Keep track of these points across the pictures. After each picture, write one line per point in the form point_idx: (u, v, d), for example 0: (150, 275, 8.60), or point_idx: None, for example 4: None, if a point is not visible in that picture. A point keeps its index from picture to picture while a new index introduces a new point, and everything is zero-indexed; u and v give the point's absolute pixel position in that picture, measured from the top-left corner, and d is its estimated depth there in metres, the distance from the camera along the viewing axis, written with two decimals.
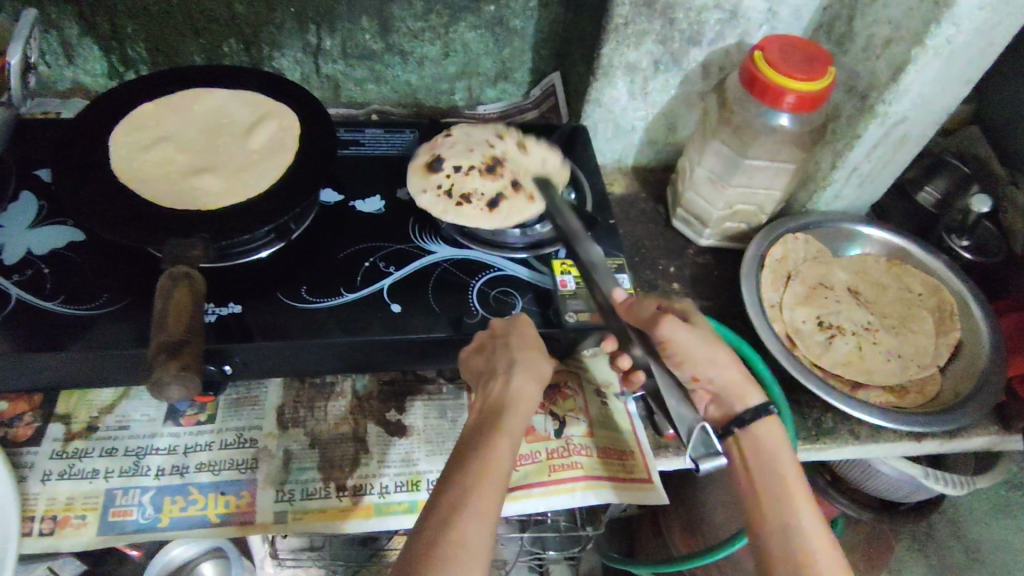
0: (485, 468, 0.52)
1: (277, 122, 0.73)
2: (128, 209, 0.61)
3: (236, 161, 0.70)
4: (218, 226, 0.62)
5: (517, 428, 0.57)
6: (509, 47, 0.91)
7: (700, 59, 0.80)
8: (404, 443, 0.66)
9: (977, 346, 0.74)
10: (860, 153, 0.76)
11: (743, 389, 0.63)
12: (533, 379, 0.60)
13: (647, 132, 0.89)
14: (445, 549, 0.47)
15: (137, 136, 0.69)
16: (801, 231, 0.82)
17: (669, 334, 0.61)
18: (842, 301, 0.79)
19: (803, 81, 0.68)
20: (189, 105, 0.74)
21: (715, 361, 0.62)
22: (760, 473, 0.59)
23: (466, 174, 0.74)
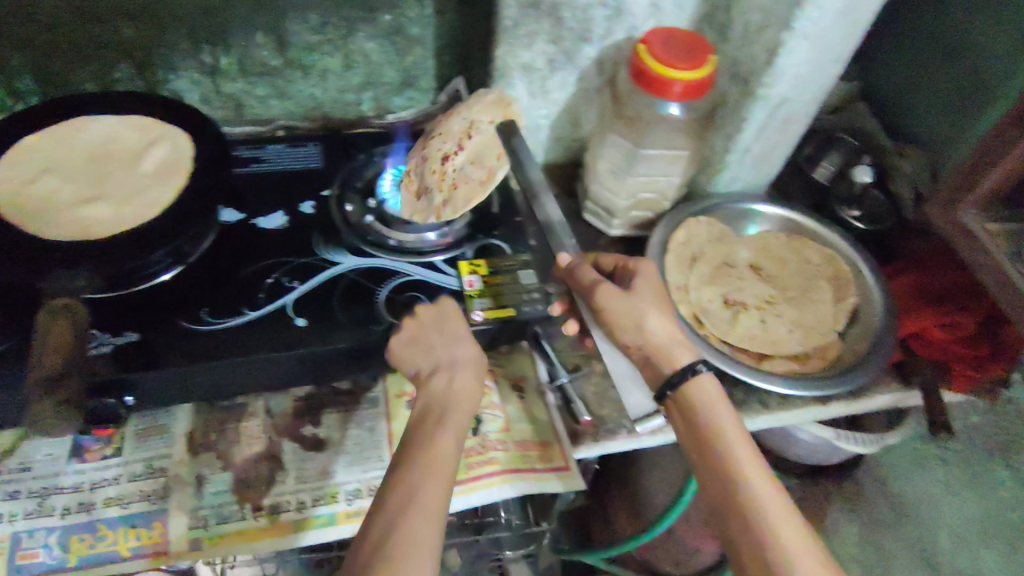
0: (431, 462, 0.55)
1: (168, 145, 0.71)
2: (8, 241, 0.59)
3: (127, 187, 0.68)
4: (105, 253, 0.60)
5: (457, 425, 0.59)
6: (410, 55, 0.92)
7: (593, 55, 0.82)
8: (321, 457, 0.66)
9: (871, 310, 0.78)
10: (748, 135, 0.79)
11: (672, 349, 0.64)
12: (470, 376, 0.63)
13: (551, 129, 0.90)
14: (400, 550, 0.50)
15: (20, 169, 0.67)
16: (704, 215, 0.85)
17: (604, 298, 0.65)
18: (744, 277, 0.82)
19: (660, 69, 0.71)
20: (76, 133, 0.72)
21: (648, 324, 0.64)
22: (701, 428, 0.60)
23: (450, 157, 0.74)
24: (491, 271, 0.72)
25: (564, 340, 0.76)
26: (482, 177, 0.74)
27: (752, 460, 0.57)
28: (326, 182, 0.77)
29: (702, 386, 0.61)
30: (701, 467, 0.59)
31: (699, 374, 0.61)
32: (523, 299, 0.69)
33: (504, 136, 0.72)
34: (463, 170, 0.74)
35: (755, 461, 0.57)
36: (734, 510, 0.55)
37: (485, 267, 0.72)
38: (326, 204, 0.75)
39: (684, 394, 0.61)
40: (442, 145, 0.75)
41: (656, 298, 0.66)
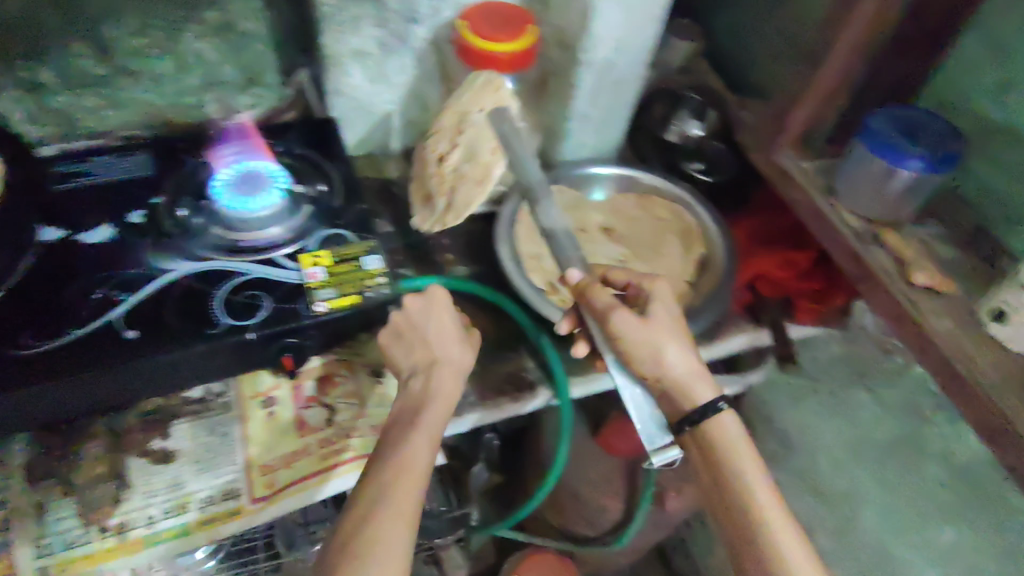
0: (399, 469, 0.58)
1: None
2: None
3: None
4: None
5: (434, 421, 0.63)
6: (248, 51, 0.90)
7: (425, 35, 0.82)
8: (171, 468, 0.64)
9: (714, 258, 0.82)
10: (582, 101, 0.81)
11: (692, 381, 0.64)
12: (451, 372, 0.66)
13: (401, 113, 0.90)
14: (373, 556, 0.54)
15: None
16: (554, 183, 0.86)
17: (619, 322, 0.64)
18: (597, 239, 0.83)
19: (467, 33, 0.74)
20: None
21: (665, 356, 0.64)
22: (721, 460, 0.62)
23: (444, 158, 0.78)
24: (334, 261, 0.71)
25: None
26: (478, 175, 0.73)
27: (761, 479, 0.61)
28: (158, 190, 0.75)
29: (722, 425, 0.63)
30: (711, 487, 0.63)
31: (721, 411, 0.63)
32: (367, 285, 0.70)
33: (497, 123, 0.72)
34: (456, 169, 0.77)
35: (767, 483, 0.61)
36: (750, 531, 0.60)
37: (328, 257, 0.71)
38: (157, 212, 0.73)
39: (704, 432, 0.63)
40: (438, 144, 0.79)
41: (676, 327, 0.66)
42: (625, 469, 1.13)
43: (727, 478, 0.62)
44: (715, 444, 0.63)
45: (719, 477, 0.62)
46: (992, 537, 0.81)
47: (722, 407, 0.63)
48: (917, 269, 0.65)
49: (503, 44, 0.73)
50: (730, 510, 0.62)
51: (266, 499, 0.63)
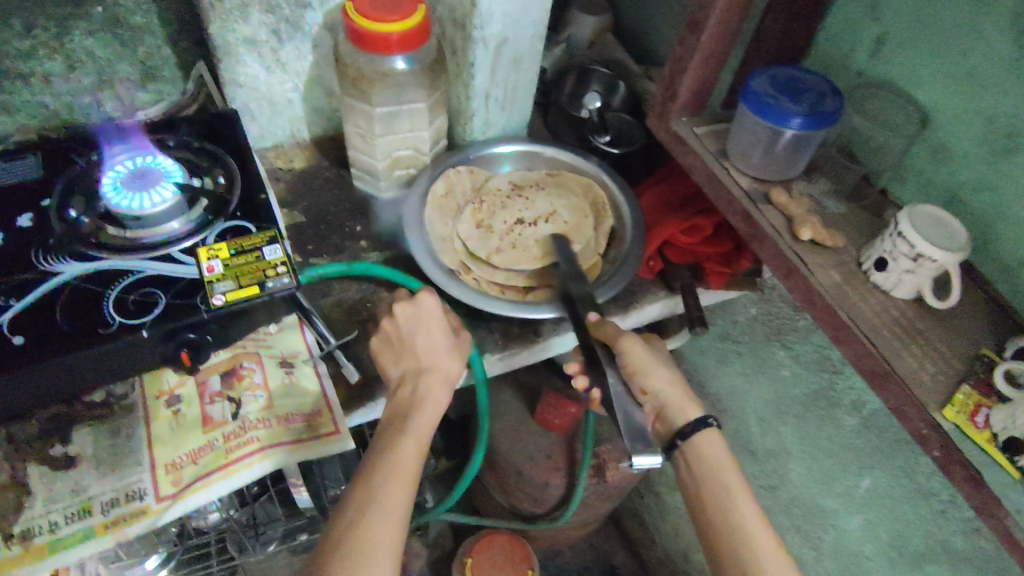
0: (393, 472, 0.61)
1: None
2: None
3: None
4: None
5: (423, 428, 0.65)
6: (143, 46, 0.88)
7: (319, 20, 0.81)
8: (75, 473, 0.63)
9: (623, 227, 0.83)
10: (482, 78, 0.81)
11: (685, 405, 0.73)
12: (440, 379, 0.68)
13: (305, 102, 0.89)
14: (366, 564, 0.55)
15: None
16: (464, 164, 0.86)
17: (629, 347, 0.72)
18: (520, 239, 0.81)
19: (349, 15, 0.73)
20: None
21: (661, 377, 0.73)
22: (705, 471, 0.68)
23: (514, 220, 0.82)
24: (232, 253, 0.70)
25: (337, 309, 0.77)
26: (536, 218, 0.83)
27: (741, 487, 0.67)
28: (48, 193, 0.73)
29: (710, 440, 0.70)
30: (693, 495, 0.68)
31: (710, 428, 0.70)
32: (267, 276, 0.69)
33: (576, 216, 0.83)
34: (499, 222, 0.82)
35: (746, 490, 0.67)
36: (727, 526, 0.65)
37: (226, 250, 0.70)
38: (47, 215, 0.71)
39: (693, 446, 0.70)
40: (520, 212, 0.83)
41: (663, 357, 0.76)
42: (565, 444, 1.14)
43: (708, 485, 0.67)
44: (705, 455, 0.69)
45: (706, 481, 0.68)
46: (904, 477, 0.85)
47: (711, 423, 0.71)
48: (803, 223, 0.66)
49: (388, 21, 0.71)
50: (708, 511, 0.67)
51: (173, 497, 0.63)
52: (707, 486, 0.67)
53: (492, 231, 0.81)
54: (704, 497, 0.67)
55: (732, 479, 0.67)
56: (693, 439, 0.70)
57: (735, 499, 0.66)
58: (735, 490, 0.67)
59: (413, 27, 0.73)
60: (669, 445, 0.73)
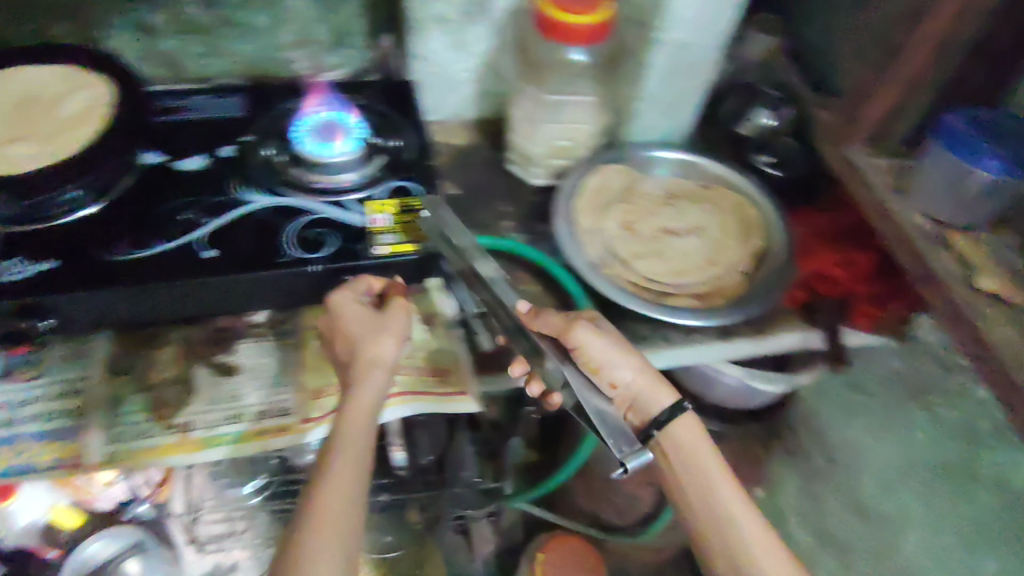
0: (333, 480, 0.61)
1: (87, 90, 0.74)
2: None
3: (52, 128, 0.71)
4: (21, 186, 0.65)
5: (355, 432, 0.63)
6: (341, 12, 0.95)
7: (507, 6, 0.85)
8: (233, 381, 0.70)
9: (773, 250, 0.80)
10: (654, 81, 0.82)
11: (657, 391, 0.72)
12: (379, 372, 0.66)
13: (476, 83, 0.93)
14: (321, 542, 0.58)
15: None
16: (618, 163, 0.88)
17: (584, 339, 0.69)
18: (664, 247, 0.81)
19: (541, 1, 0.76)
20: (5, 82, 0.76)
21: (626, 365, 0.71)
22: (689, 475, 0.69)
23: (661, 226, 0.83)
24: (399, 211, 0.74)
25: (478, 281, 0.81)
26: (683, 229, 0.83)
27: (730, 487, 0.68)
28: (247, 130, 0.81)
29: (687, 427, 0.71)
30: (681, 500, 0.70)
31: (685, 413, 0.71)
32: (423, 237, 0.73)
33: (723, 233, 0.83)
34: (647, 226, 0.83)
35: (732, 487, 0.69)
36: (722, 534, 0.67)
37: (394, 206, 0.75)
38: (245, 149, 0.79)
39: (672, 439, 0.71)
40: (668, 220, 0.84)
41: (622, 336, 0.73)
42: None
43: (694, 491, 0.69)
44: (687, 457, 0.70)
45: (695, 486, 0.69)
46: None
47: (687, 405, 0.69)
48: (982, 275, 0.64)
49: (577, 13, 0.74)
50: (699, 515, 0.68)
51: (316, 420, 0.68)
52: (694, 490, 0.69)
53: (638, 233, 0.82)
54: (699, 510, 0.68)
55: (717, 480, 0.68)
56: (668, 434, 0.71)
57: (725, 503, 0.67)
58: (721, 492, 0.68)
59: (598, 21, 0.75)
60: (647, 434, 0.73)
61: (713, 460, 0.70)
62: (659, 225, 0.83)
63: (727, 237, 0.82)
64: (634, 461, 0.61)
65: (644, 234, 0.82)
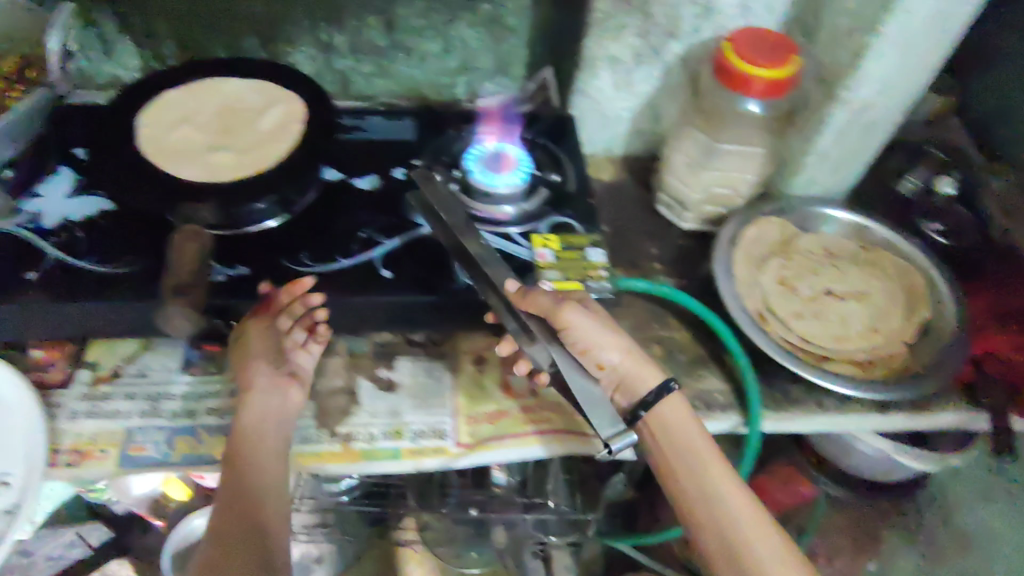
0: (230, 498, 0.62)
1: (285, 107, 0.80)
2: (160, 180, 0.69)
3: (249, 139, 0.77)
4: (231, 193, 0.70)
5: (260, 457, 0.65)
6: (506, 43, 0.98)
7: (679, 51, 0.85)
8: (393, 397, 0.73)
9: (940, 326, 0.78)
10: (828, 138, 0.80)
11: (644, 372, 0.70)
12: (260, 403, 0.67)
13: (633, 122, 0.94)
14: (256, 475, 0.64)
15: (162, 117, 0.78)
16: (778, 215, 0.86)
17: (573, 321, 0.67)
18: (823, 310, 0.79)
19: (723, 47, 0.77)
20: (210, 91, 0.82)
21: (613, 347, 0.69)
22: (678, 461, 0.66)
23: (821, 288, 0.82)
24: (562, 247, 0.76)
25: (627, 322, 0.82)
26: (843, 294, 0.81)
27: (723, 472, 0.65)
28: (417, 154, 0.84)
29: (674, 407, 0.68)
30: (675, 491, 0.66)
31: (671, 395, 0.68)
32: (589, 276, 0.75)
33: (887, 302, 0.81)
34: (806, 287, 0.82)
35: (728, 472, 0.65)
36: (716, 527, 0.63)
37: (557, 242, 0.77)
38: (416, 173, 0.82)
39: (658, 417, 0.68)
40: (828, 282, 0.82)
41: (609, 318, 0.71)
42: None
43: (684, 480, 0.65)
44: (671, 442, 0.67)
45: (688, 473, 0.65)
46: None
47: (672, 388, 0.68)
48: None
49: (762, 66, 0.74)
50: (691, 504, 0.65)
51: (469, 447, 0.69)
52: (682, 471, 0.66)
53: (798, 293, 0.81)
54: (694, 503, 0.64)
55: (708, 464, 0.65)
56: (655, 417, 0.68)
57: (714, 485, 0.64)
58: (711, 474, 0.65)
59: (782, 76, 0.74)
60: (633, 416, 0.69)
61: (700, 436, 0.67)
62: (818, 287, 0.82)
63: (890, 307, 0.80)
64: (619, 441, 0.63)
65: (803, 294, 0.81)
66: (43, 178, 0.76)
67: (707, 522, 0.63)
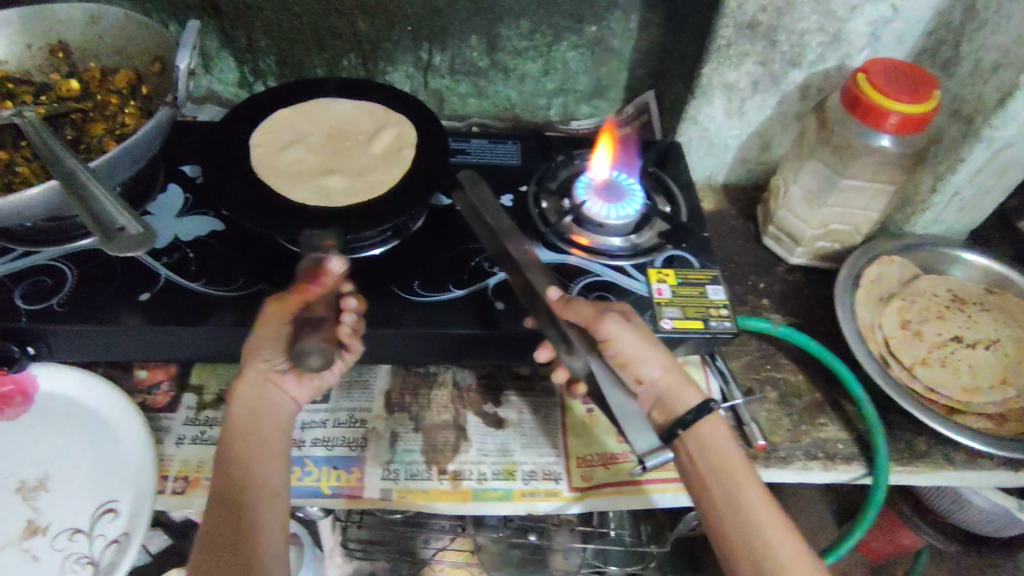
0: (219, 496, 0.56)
1: (396, 130, 0.78)
2: (276, 206, 0.68)
3: (362, 164, 0.75)
4: (355, 217, 0.68)
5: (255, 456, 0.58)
6: (607, 66, 0.95)
7: (799, 80, 0.82)
8: (502, 434, 0.70)
9: None
10: (963, 177, 0.76)
11: (683, 391, 0.62)
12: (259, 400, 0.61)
13: (739, 151, 0.91)
14: (233, 483, 0.56)
15: (274, 138, 0.76)
16: (897, 253, 0.82)
17: (611, 332, 0.61)
18: (952, 358, 0.74)
19: (856, 78, 0.73)
20: (319, 111, 0.81)
21: (654, 362, 0.62)
22: (711, 477, 0.58)
23: (948, 332, 0.76)
24: (679, 282, 0.72)
25: (737, 361, 0.79)
26: (973, 340, 0.76)
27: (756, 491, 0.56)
28: (524, 180, 0.82)
29: (712, 425, 0.60)
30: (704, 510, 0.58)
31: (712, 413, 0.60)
32: (710, 315, 0.70)
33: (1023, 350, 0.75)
34: (931, 331, 0.77)
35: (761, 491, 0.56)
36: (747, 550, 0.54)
37: (674, 277, 0.73)
38: (524, 200, 0.80)
39: (695, 436, 0.60)
40: (957, 326, 0.77)
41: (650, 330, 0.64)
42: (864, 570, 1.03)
43: (717, 497, 0.57)
44: (704, 455, 0.59)
45: (717, 490, 0.57)
46: None
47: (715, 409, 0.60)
48: None
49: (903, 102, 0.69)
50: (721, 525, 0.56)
51: (582, 491, 0.66)
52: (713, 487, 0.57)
53: (923, 338, 0.76)
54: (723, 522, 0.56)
55: (743, 482, 0.57)
56: (688, 435, 0.60)
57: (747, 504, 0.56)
58: (746, 492, 0.56)
59: (923, 112, 0.69)
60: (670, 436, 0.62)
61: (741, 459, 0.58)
62: (945, 330, 0.77)
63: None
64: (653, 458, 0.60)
65: (928, 338, 0.76)
66: (154, 197, 0.76)
67: (744, 556, 0.54)
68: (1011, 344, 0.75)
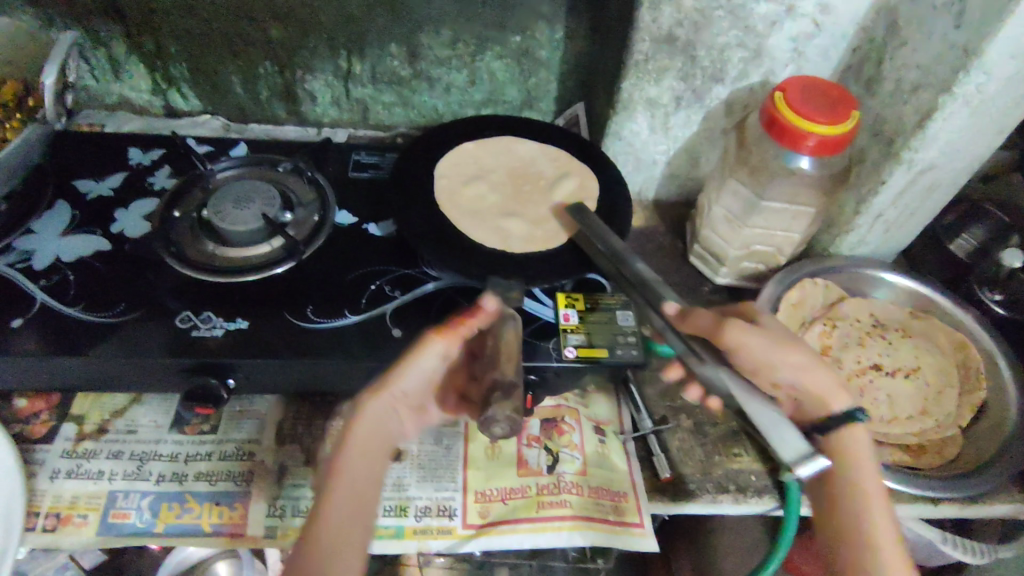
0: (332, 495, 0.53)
1: (577, 180, 0.79)
2: (443, 235, 0.70)
3: (539, 212, 0.76)
4: (529, 271, 0.68)
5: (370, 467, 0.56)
6: (535, 77, 0.92)
7: (723, 96, 0.79)
8: (397, 467, 0.67)
9: (1002, 409, 0.69)
10: (885, 199, 0.73)
11: (830, 393, 0.60)
12: (391, 407, 0.57)
13: (668, 166, 0.88)
14: (346, 491, 0.54)
15: (462, 168, 0.80)
16: (821, 275, 0.79)
17: (738, 339, 0.59)
18: (869, 388, 0.72)
19: (774, 96, 0.70)
20: (512, 146, 0.84)
21: (791, 367, 0.60)
22: (840, 483, 0.58)
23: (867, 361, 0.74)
24: (587, 307, 0.70)
25: (652, 387, 0.73)
26: (893, 368, 0.74)
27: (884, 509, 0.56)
28: None
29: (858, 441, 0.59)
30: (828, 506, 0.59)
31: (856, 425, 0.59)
32: (618, 342, 0.67)
33: (940, 382, 0.73)
34: (850, 358, 0.74)
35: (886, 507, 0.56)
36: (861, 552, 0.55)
37: (582, 303, 0.70)
38: None
39: (833, 443, 0.59)
40: (877, 355, 0.75)
41: (789, 336, 0.61)
42: None
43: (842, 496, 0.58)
44: (844, 464, 0.58)
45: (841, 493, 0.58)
46: None
47: (858, 420, 0.58)
48: None
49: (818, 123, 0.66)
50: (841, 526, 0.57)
51: (477, 528, 0.63)
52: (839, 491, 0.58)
53: (842, 366, 0.74)
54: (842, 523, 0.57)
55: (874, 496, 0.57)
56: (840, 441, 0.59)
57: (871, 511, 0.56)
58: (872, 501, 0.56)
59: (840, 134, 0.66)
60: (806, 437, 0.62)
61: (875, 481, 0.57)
62: (865, 358, 0.75)
63: (944, 386, 0.72)
64: (803, 470, 0.53)
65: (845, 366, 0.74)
66: (40, 214, 0.72)
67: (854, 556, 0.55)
68: (930, 376, 0.73)
